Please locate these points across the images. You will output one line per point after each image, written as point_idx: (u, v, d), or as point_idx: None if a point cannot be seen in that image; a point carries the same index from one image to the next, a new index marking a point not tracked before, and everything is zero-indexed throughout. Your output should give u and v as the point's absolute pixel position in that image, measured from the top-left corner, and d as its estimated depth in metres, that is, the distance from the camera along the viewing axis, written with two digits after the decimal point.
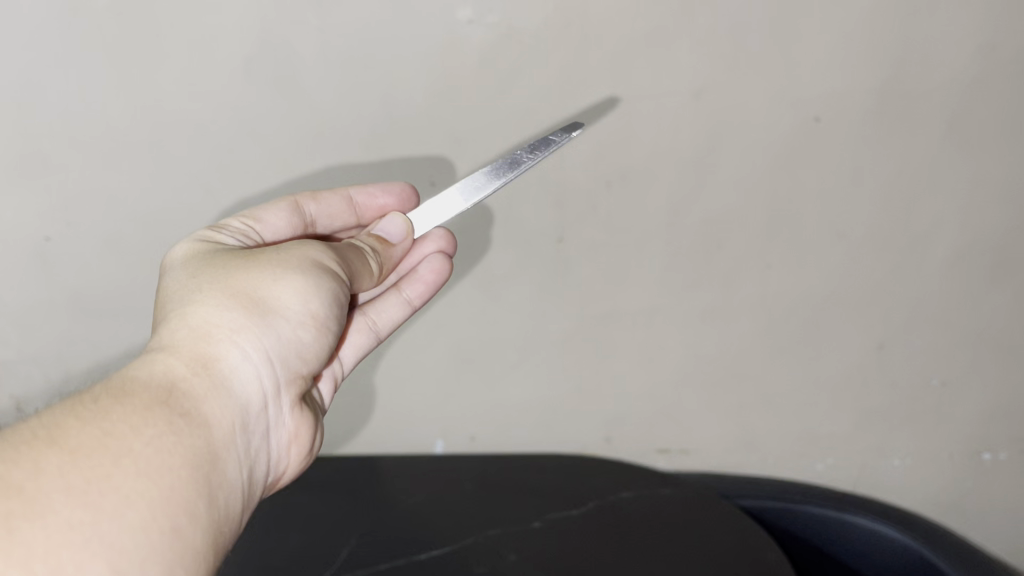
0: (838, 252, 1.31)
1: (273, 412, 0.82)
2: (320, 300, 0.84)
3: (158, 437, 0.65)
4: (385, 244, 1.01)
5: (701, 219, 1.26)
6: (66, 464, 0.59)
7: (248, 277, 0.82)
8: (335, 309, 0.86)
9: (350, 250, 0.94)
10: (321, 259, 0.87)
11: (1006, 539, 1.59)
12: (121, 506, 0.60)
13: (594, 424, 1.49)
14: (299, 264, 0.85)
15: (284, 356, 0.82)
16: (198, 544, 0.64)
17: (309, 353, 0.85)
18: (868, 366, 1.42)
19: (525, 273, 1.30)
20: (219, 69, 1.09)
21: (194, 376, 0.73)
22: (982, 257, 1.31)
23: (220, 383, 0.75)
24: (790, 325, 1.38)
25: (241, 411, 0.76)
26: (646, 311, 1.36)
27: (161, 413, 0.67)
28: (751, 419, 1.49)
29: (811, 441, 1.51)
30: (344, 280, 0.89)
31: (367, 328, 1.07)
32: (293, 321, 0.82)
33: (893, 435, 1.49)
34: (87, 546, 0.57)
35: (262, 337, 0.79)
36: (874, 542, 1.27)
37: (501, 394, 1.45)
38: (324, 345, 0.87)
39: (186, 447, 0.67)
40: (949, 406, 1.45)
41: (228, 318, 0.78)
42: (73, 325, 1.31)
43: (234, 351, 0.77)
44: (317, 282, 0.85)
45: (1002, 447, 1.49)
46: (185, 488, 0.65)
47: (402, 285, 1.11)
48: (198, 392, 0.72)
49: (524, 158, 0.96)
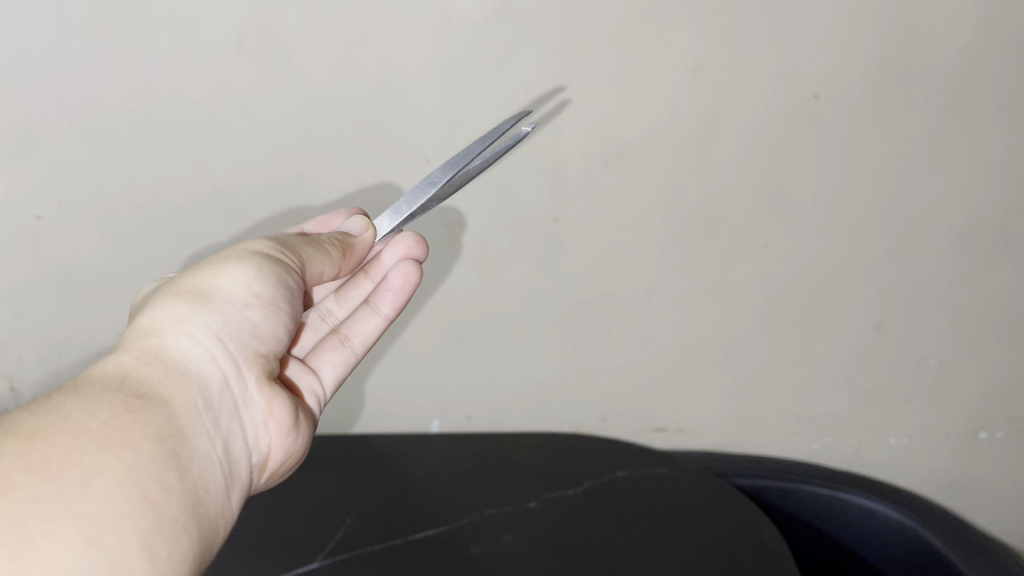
0: (837, 230, 1.29)
1: (250, 394, 0.78)
2: (265, 281, 0.81)
3: (114, 416, 0.63)
4: (345, 237, 0.93)
5: (700, 198, 1.24)
6: (24, 448, 0.58)
7: (193, 277, 0.80)
8: (284, 289, 0.82)
9: (302, 241, 0.89)
10: (263, 250, 0.84)
11: (1002, 517, 1.60)
12: (84, 479, 0.58)
13: (590, 403, 1.48)
14: (243, 255, 0.83)
15: (247, 339, 0.79)
16: (173, 512, 0.62)
17: (272, 336, 0.82)
18: (866, 344, 1.41)
19: (521, 252, 1.28)
20: (210, 44, 1.06)
21: (146, 365, 0.70)
22: (982, 237, 1.30)
23: (177, 369, 0.72)
24: (788, 303, 1.37)
25: (207, 393, 0.73)
26: (644, 290, 1.34)
27: (116, 398, 0.65)
28: (747, 396, 1.48)
29: (808, 419, 1.51)
30: (293, 268, 0.85)
31: (340, 346, 1.01)
32: (242, 304, 0.79)
33: (891, 413, 1.49)
34: (54, 518, 0.55)
35: (211, 321, 0.76)
36: (873, 521, 1.25)
37: (497, 374, 1.43)
38: (282, 329, 0.83)
39: (149, 423, 0.65)
40: (947, 385, 1.45)
41: (178, 312, 0.76)
42: (55, 308, 1.26)
43: (185, 337, 0.74)
44: (262, 263, 0.82)
45: (1000, 426, 1.49)
46: (151, 458, 0.62)
47: (374, 301, 1.03)
48: (152, 378, 0.69)
49: (474, 149, 0.93)
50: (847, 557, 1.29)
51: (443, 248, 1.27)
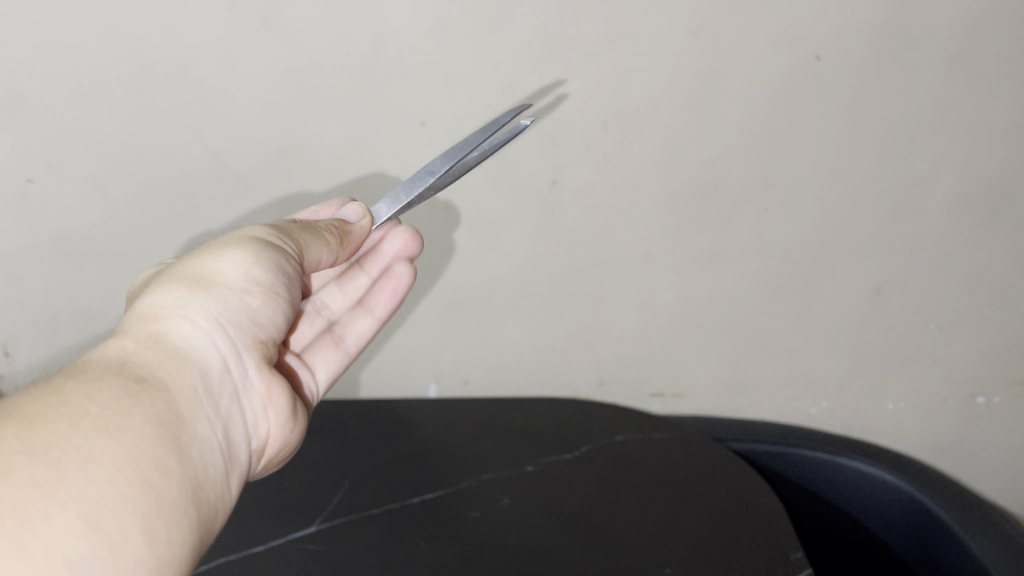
0: (837, 195, 1.28)
1: (248, 381, 0.75)
2: (265, 267, 0.78)
3: (115, 400, 0.60)
4: (343, 224, 0.90)
5: (698, 162, 1.23)
6: (24, 430, 0.53)
7: (190, 261, 0.76)
8: (284, 276, 0.79)
9: (300, 228, 0.86)
10: (263, 236, 0.81)
11: (997, 481, 1.61)
12: (85, 463, 0.54)
13: (588, 368, 1.48)
14: (242, 240, 0.79)
15: (246, 324, 0.75)
16: (172, 497, 0.59)
17: (269, 322, 0.78)
18: (864, 309, 1.41)
19: (518, 216, 1.27)
20: (202, 5, 1.03)
21: (146, 350, 0.66)
22: (983, 202, 1.29)
23: (176, 354, 0.68)
24: (787, 268, 1.36)
25: (207, 379, 0.69)
26: (641, 255, 1.33)
27: (116, 382, 0.61)
28: (745, 362, 1.48)
29: (805, 385, 1.51)
30: (291, 254, 0.82)
31: (335, 344, 1.01)
32: (242, 289, 0.76)
33: (888, 379, 1.49)
34: (55, 501, 0.52)
35: (212, 306, 0.73)
36: (868, 484, 1.25)
37: (493, 340, 1.43)
38: (281, 315, 0.80)
39: (150, 408, 0.61)
40: (944, 350, 1.45)
41: (176, 295, 0.72)
42: (47, 274, 1.25)
43: (185, 322, 0.70)
44: (262, 249, 0.79)
45: (997, 391, 1.49)
46: (153, 443, 0.59)
47: (369, 303, 1.05)
48: (152, 363, 0.65)
49: (474, 141, 0.92)
50: (842, 519, 1.29)
51: (440, 213, 1.26)
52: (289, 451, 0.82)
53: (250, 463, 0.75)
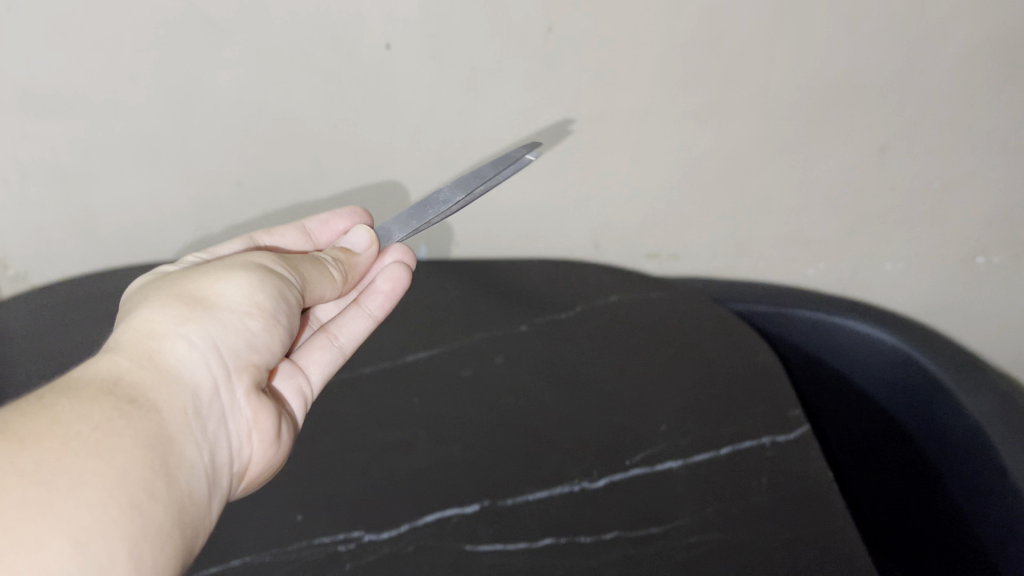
0: (849, 46, 1.20)
1: (236, 403, 0.70)
2: (269, 292, 0.73)
3: (109, 422, 0.54)
4: (348, 255, 0.87)
5: (704, 9, 1.14)
6: (13, 449, 0.49)
7: (194, 279, 0.71)
8: (286, 306, 0.74)
9: (305, 259, 0.81)
10: (265, 263, 0.76)
11: (986, 336, 1.62)
12: (73, 485, 0.49)
13: (582, 227, 1.44)
14: (247, 266, 0.74)
15: (245, 350, 0.70)
16: (161, 522, 0.54)
17: (267, 348, 0.73)
18: (867, 168, 1.36)
19: (511, 66, 1.20)
20: None
21: (140, 368, 0.61)
22: (1003, 54, 1.21)
23: (170, 374, 0.63)
24: (791, 125, 1.30)
25: (197, 402, 0.64)
26: (640, 109, 1.27)
27: (109, 401, 0.56)
28: (742, 223, 1.45)
29: (803, 245, 1.48)
30: (294, 284, 0.77)
31: (327, 345, 0.91)
32: (243, 312, 0.70)
33: (887, 239, 1.46)
34: (44, 522, 0.47)
35: (211, 327, 0.67)
36: (864, 343, 1.24)
37: (485, 199, 1.38)
38: (278, 342, 0.75)
39: (141, 429, 0.56)
40: (947, 210, 1.42)
41: (175, 313, 0.67)
42: (12, 127, 1.18)
43: (180, 340, 0.65)
44: (265, 275, 0.74)
45: (997, 252, 1.46)
46: (142, 465, 0.54)
47: (335, 327, 0.92)
48: (145, 382, 0.60)
49: (488, 173, 0.90)
50: (835, 378, 1.30)
51: (428, 62, 1.18)
52: (264, 477, 0.76)
53: (227, 490, 0.69)
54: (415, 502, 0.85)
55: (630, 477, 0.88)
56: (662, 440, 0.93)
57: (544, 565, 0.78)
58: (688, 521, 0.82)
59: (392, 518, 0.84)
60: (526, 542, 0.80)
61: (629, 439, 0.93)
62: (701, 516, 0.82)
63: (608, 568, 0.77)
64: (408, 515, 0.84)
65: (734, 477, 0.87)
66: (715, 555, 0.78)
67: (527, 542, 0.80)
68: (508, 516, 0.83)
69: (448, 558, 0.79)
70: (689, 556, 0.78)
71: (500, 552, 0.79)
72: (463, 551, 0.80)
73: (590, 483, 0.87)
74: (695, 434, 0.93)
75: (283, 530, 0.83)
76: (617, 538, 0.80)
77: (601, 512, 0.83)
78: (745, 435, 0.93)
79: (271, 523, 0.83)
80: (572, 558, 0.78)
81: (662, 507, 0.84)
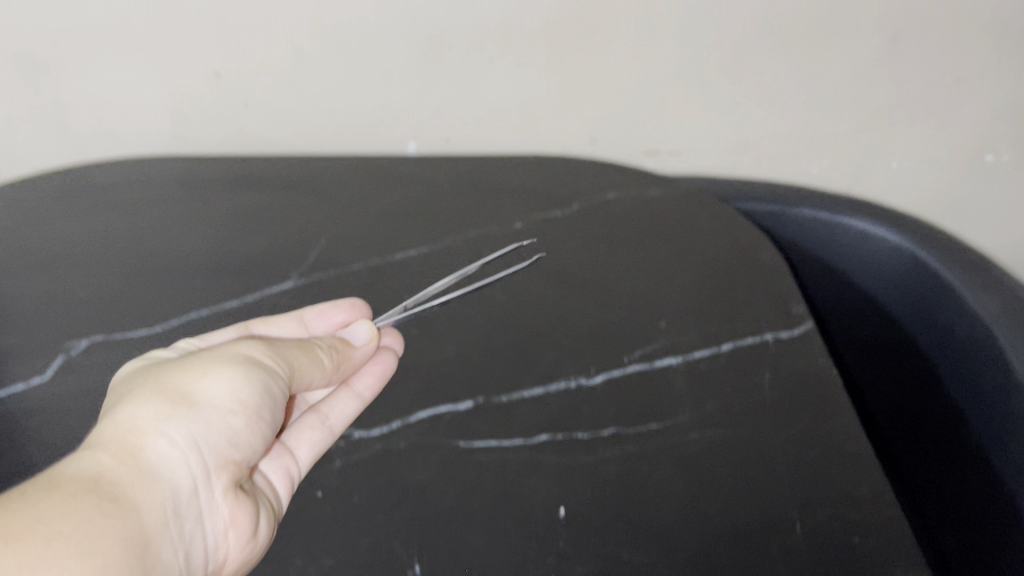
0: None
1: (218, 503, 0.65)
2: (254, 389, 0.68)
3: (90, 522, 0.53)
4: (344, 346, 0.83)
5: None
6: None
7: (180, 369, 0.67)
8: (271, 400, 0.70)
9: (295, 345, 0.77)
10: (253, 353, 0.71)
11: (990, 236, 1.59)
12: None
13: (578, 123, 1.38)
14: (233, 356, 0.70)
15: (229, 449, 0.66)
16: None
17: (253, 445, 0.69)
18: (878, 61, 1.30)
19: None
20: None
21: (117, 467, 0.58)
22: None
23: (147, 473, 0.59)
24: (800, 13, 1.23)
25: (174, 501, 0.60)
26: None
27: (90, 500, 0.54)
28: (745, 119, 1.39)
29: (807, 143, 1.43)
30: (282, 376, 0.72)
31: (318, 423, 0.78)
32: (226, 410, 0.66)
33: (895, 136, 1.41)
34: None
35: (192, 424, 0.64)
36: (869, 245, 1.19)
37: (477, 91, 1.31)
38: (265, 442, 0.70)
39: (122, 526, 0.55)
40: (958, 105, 1.36)
41: (157, 410, 0.63)
42: None
43: (161, 438, 0.62)
44: (251, 369, 0.69)
45: (1007, 149, 1.42)
46: (121, 568, 0.53)
47: (323, 407, 0.80)
48: (125, 480, 0.58)
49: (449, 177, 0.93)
50: (840, 282, 1.25)
51: None
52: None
53: None
54: (407, 399, 0.82)
55: (629, 373, 0.85)
56: (660, 336, 0.90)
57: (541, 461, 0.75)
58: (687, 417, 0.79)
59: (383, 414, 0.81)
60: (522, 438, 0.78)
61: (627, 335, 0.90)
62: (701, 413, 0.80)
63: (607, 464, 0.75)
64: (400, 412, 0.81)
65: (735, 374, 0.84)
66: (717, 452, 0.76)
67: (522, 439, 0.78)
68: (503, 413, 0.80)
69: (442, 454, 0.76)
70: (690, 453, 0.76)
71: (496, 448, 0.77)
72: (457, 447, 0.77)
73: (586, 380, 0.84)
74: (694, 331, 0.90)
75: None
76: (616, 435, 0.78)
77: (598, 409, 0.81)
78: (747, 332, 0.90)
79: None
80: (569, 454, 0.76)
81: (660, 404, 0.81)
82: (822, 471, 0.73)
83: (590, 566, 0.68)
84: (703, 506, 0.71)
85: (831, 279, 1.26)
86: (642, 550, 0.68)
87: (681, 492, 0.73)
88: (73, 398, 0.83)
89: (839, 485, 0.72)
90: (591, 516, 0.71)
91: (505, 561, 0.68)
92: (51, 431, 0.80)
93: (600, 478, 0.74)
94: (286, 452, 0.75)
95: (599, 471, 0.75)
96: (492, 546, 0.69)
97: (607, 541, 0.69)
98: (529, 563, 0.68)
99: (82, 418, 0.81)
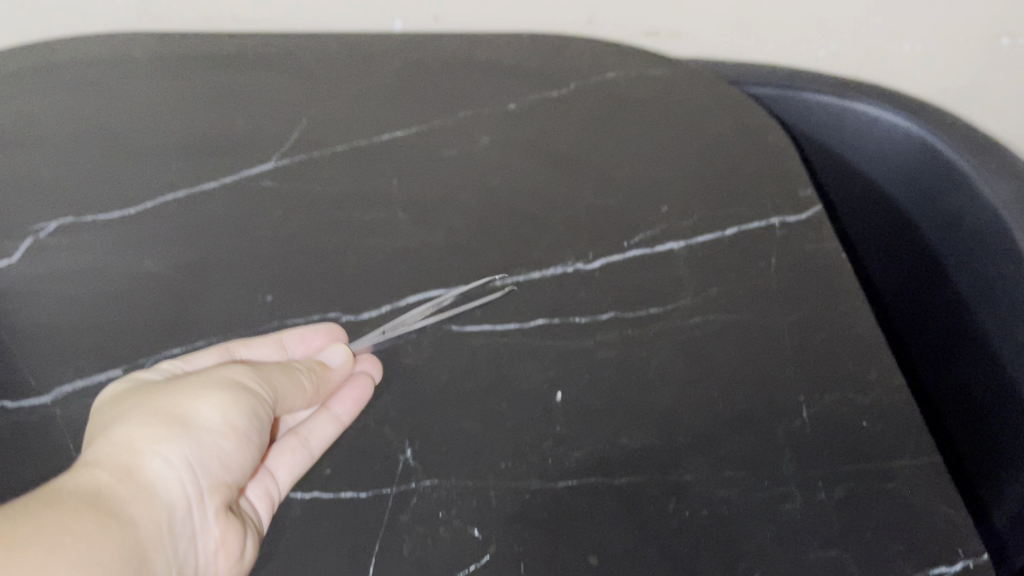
0: None
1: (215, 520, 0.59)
2: (247, 410, 0.61)
3: (92, 534, 0.48)
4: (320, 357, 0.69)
5: None
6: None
7: (174, 384, 0.61)
8: (261, 424, 0.62)
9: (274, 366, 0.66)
10: (240, 374, 0.63)
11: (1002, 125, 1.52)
12: None
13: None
14: (225, 372, 0.63)
15: (225, 467, 0.60)
16: None
17: (247, 467, 0.62)
18: None
19: None
20: None
21: (115, 480, 0.53)
22: None
23: (144, 489, 0.54)
24: None
25: (172, 513, 0.55)
26: None
27: (91, 513, 0.49)
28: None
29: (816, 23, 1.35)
30: (271, 402, 0.63)
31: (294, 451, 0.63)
32: (219, 432, 0.59)
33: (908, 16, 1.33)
34: None
35: (185, 446, 0.57)
36: (878, 131, 1.07)
37: None
38: (254, 466, 0.62)
39: (125, 538, 0.50)
40: None
41: (149, 429, 0.57)
42: None
43: (156, 458, 0.55)
44: (242, 388, 0.62)
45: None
46: None
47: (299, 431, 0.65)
48: (122, 497, 0.52)
49: None
50: (848, 172, 1.14)
51: None
52: None
53: None
54: (396, 283, 0.79)
55: (628, 257, 0.81)
56: (661, 220, 0.85)
57: (537, 347, 0.72)
58: (689, 302, 0.76)
59: (371, 300, 0.77)
60: (517, 324, 0.74)
61: (626, 218, 0.86)
62: (704, 298, 0.77)
63: (605, 349, 0.72)
64: (389, 296, 0.77)
65: (739, 258, 0.81)
66: (720, 336, 0.73)
67: (517, 323, 0.74)
68: (496, 297, 0.77)
69: (433, 338, 0.73)
70: (694, 337, 0.73)
71: (489, 333, 0.74)
72: (449, 331, 0.74)
73: (584, 265, 0.80)
74: (698, 215, 0.86)
75: (252, 312, 0.76)
76: (615, 320, 0.74)
77: (597, 293, 0.77)
78: (753, 216, 0.85)
79: (238, 303, 0.76)
80: (566, 339, 0.73)
81: (661, 288, 0.77)
82: (830, 357, 0.71)
83: (589, 449, 0.64)
84: (706, 391, 0.68)
85: (838, 169, 1.15)
86: (643, 434, 0.65)
87: (682, 376, 0.70)
88: (44, 282, 0.79)
89: (847, 370, 0.69)
90: (589, 401, 0.68)
91: (499, 444, 0.65)
92: (21, 315, 0.76)
93: (598, 362, 0.71)
94: (266, 476, 0.62)
95: (598, 356, 0.71)
96: (486, 430, 0.66)
97: (606, 427, 0.66)
98: (523, 445, 0.65)
99: (53, 302, 0.77)
